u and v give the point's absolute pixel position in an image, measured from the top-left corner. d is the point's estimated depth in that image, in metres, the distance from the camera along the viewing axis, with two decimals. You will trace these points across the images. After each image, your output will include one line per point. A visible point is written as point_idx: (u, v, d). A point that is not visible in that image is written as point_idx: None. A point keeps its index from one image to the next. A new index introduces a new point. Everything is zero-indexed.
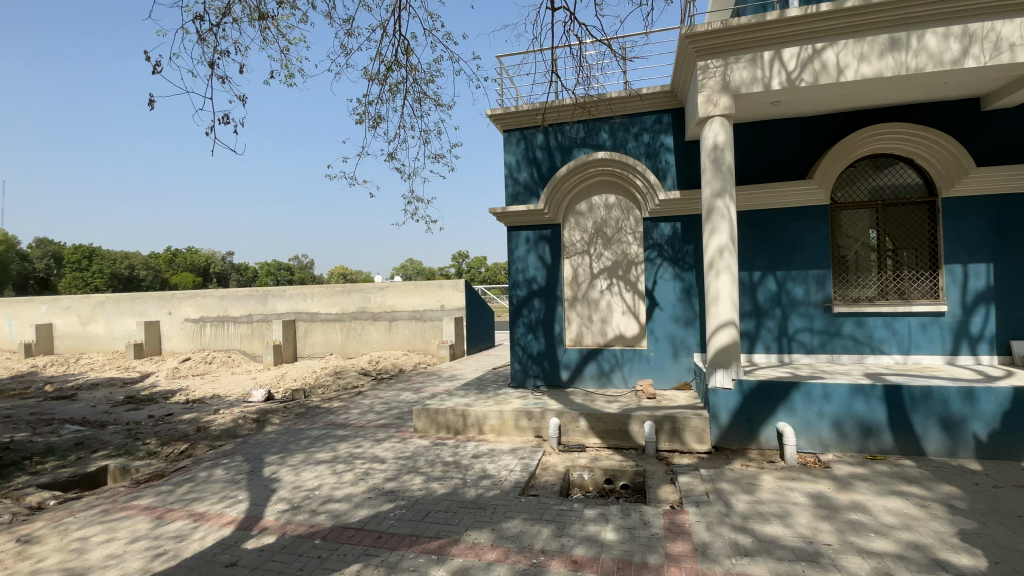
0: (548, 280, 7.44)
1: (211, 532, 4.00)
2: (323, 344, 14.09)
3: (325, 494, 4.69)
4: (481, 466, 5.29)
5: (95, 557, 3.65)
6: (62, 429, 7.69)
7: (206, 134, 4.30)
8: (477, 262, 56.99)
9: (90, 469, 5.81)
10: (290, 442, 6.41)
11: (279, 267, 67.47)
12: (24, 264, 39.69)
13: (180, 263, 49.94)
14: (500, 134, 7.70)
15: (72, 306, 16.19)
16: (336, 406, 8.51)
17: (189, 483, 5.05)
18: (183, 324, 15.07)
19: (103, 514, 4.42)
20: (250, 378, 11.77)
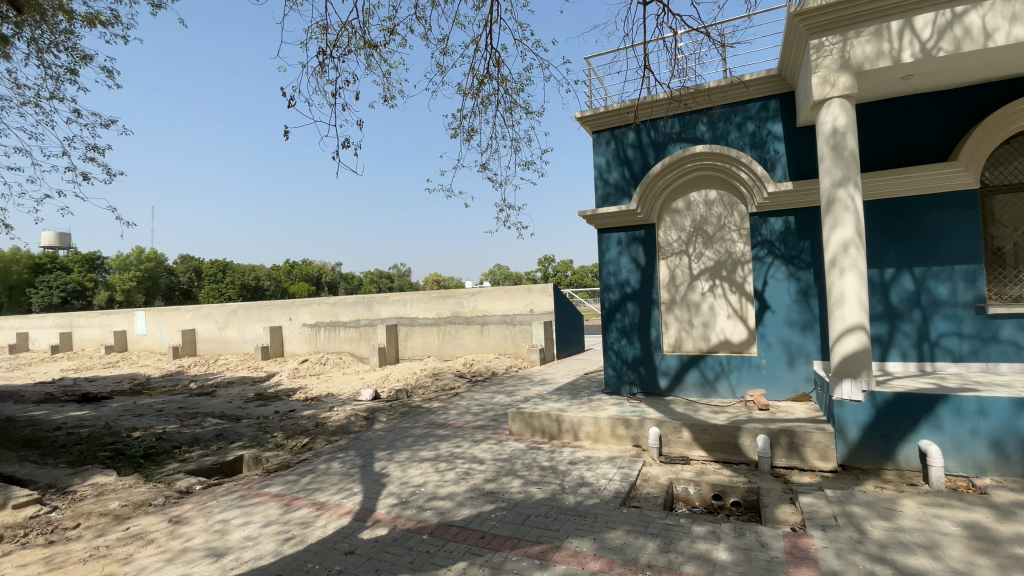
0: (643, 282, 7.17)
1: (332, 520, 4.34)
2: (421, 347, 14.80)
3: (430, 492, 4.88)
4: (579, 474, 5.19)
5: (235, 537, 4.11)
6: (206, 423, 8.82)
7: (333, 156, 4.69)
8: (565, 266, 56.74)
9: (229, 458, 6.58)
10: (396, 439, 6.78)
11: (379, 275, 72.36)
12: (174, 278, 46.20)
13: (296, 274, 55.47)
14: (590, 135, 7.59)
15: (211, 314, 18.56)
16: (435, 407, 8.86)
17: (311, 475, 5.53)
18: (300, 329, 16.67)
19: (240, 499, 4.97)
20: (358, 378, 12.69)
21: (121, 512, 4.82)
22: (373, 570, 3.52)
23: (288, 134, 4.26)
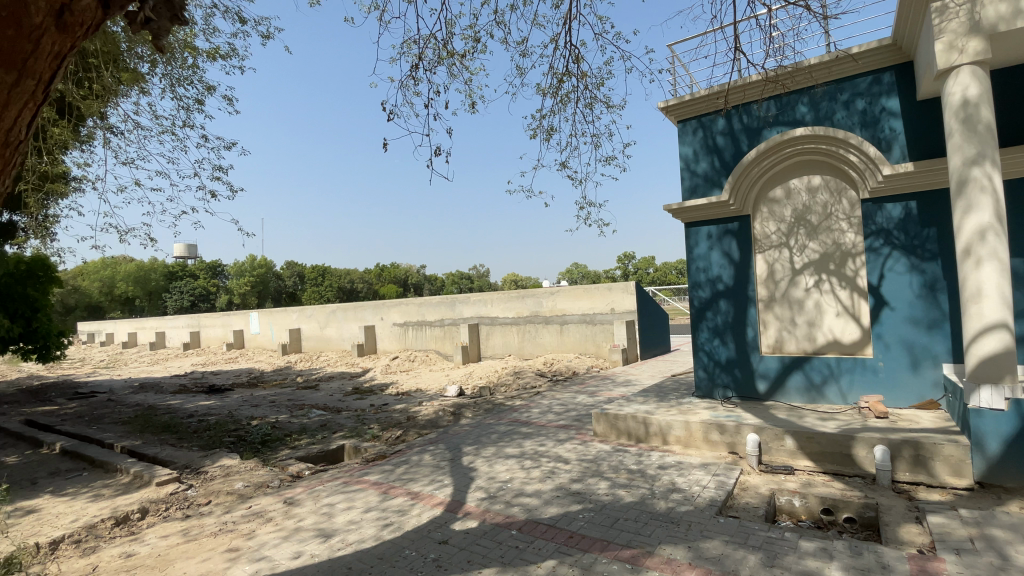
0: (737, 279, 6.74)
1: (425, 510, 4.53)
2: (502, 346, 15.04)
3: (517, 488, 4.95)
4: (670, 479, 5.00)
5: (340, 520, 4.43)
6: (311, 413, 9.63)
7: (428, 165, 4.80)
8: (646, 263, 55.00)
9: (332, 447, 7.13)
10: (482, 435, 6.96)
11: (460, 276, 74.88)
12: (281, 281, 50.90)
13: (385, 277, 58.92)
14: (675, 126, 7.29)
15: (313, 314, 20.21)
16: (518, 404, 8.98)
17: (405, 465, 5.84)
18: (391, 328, 17.65)
19: (343, 485, 5.37)
20: (444, 375, 13.19)
21: (243, 492, 5.39)
22: (466, 560, 3.63)
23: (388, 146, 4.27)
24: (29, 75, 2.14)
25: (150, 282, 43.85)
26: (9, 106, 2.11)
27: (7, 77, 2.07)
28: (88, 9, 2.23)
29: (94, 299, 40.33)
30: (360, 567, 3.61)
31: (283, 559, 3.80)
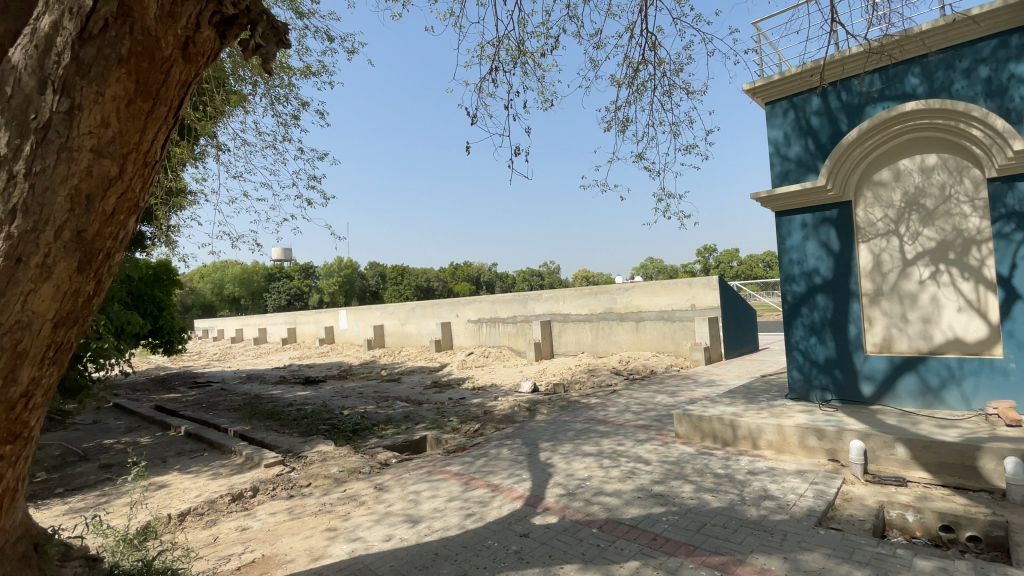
0: (837, 271, 6.19)
1: (506, 503, 4.62)
2: (575, 343, 14.89)
3: (597, 486, 4.90)
4: (761, 485, 4.71)
5: (426, 508, 4.63)
6: (395, 405, 10.16)
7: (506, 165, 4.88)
8: (727, 256, 52.09)
9: (415, 438, 7.46)
10: (558, 432, 6.97)
11: (531, 273, 75.29)
12: (364, 281, 54.05)
13: (459, 275, 60.63)
14: (764, 109, 6.83)
15: (394, 312, 21.24)
16: (594, 403, 8.87)
17: (484, 458, 5.99)
18: (465, 325, 18.13)
19: (427, 474, 5.61)
20: (518, 371, 13.32)
21: (339, 476, 5.81)
22: (547, 555, 3.66)
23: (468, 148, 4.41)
24: (162, 102, 2.43)
25: (253, 283, 48.40)
26: (147, 129, 2.43)
27: (145, 105, 2.37)
28: (209, 40, 2.48)
29: (207, 298, 45.22)
30: (445, 553, 3.76)
31: (375, 541, 4.05)
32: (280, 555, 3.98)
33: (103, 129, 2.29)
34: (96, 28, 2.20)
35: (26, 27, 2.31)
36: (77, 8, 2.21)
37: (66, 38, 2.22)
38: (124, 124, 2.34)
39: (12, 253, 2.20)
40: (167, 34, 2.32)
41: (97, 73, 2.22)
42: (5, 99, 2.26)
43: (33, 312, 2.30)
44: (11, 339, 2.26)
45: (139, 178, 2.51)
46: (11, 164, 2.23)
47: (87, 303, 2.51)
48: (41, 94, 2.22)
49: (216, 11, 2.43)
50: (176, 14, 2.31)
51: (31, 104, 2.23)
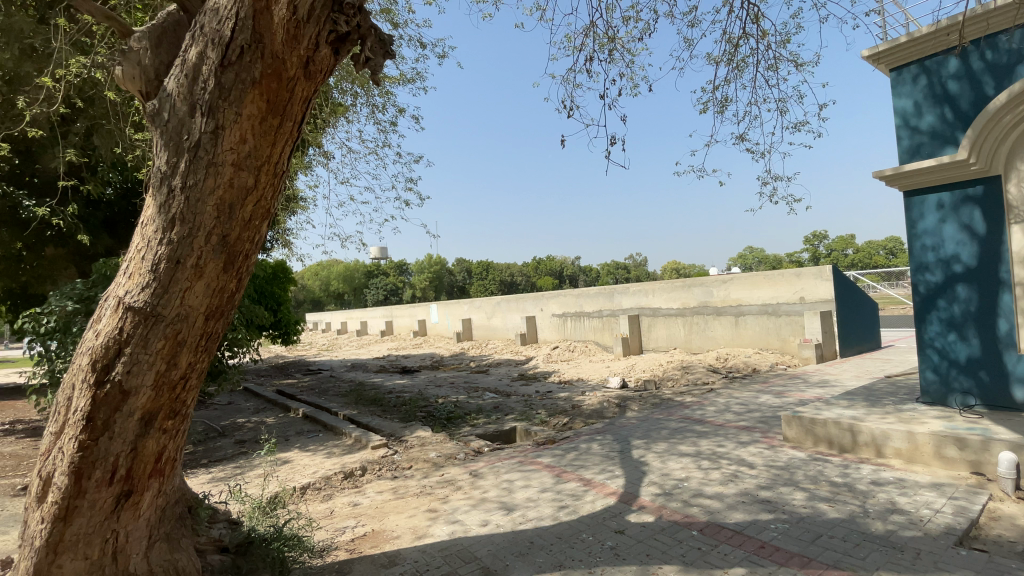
0: (983, 257, 5.36)
1: (599, 498, 4.59)
2: (667, 338, 14.31)
3: (695, 488, 4.70)
4: (888, 497, 4.23)
5: (520, 497, 4.74)
6: (485, 396, 10.48)
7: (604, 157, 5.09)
8: (839, 244, 47.10)
9: (506, 428, 7.65)
10: (651, 429, 6.77)
11: (617, 266, 73.53)
12: (452, 276, 56.16)
13: (543, 269, 60.86)
14: (888, 76, 6.07)
15: (481, 305, 21.82)
16: (690, 401, 8.49)
17: (575, 452, 5.98)
18: (550, 318, 18.17)
19: (520, 464, 5.73)
20: (606, 366, 13.10)
21: (437, 461, 6.12)
22: (644, 553, 3.58)
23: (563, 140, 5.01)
24: (288, 118, 2.70)
25: (354, 279, 52.37)
26: (276, 144, 2.70)
27: (275, 121, 2.65)
28: (326, 58, 2.70)
29: (316, 294, 49.74)
30: (540, 543, 3.82)
31: (473, 524, 4.22)
32: (388, 531, 4.29)
33: (241, 145, 2.60)
34: (235, 56, 2.51)
35: (178, 60, 2.68)
36: (220, 41, 2.54)
37: (210, 67, 2.55)
38: (257, 139, 2.63)
39: (174, 255, 2.61)
40: (292, 55, 2.57)
41: (235, 96, 2.53)
42: (165, 124, 2.65)
43: (189, 306, 2.68)
44: (173, 329, 2.66)
45: (271, 188, 2.79)
46: (171, 179, 2.62)
47: (231, 297, 2.84)
48: (191, 117, 2.58)
49: (332, 30, 2.63)
50: (299, 36, 2.54)
51: (184, 127, 2.60)
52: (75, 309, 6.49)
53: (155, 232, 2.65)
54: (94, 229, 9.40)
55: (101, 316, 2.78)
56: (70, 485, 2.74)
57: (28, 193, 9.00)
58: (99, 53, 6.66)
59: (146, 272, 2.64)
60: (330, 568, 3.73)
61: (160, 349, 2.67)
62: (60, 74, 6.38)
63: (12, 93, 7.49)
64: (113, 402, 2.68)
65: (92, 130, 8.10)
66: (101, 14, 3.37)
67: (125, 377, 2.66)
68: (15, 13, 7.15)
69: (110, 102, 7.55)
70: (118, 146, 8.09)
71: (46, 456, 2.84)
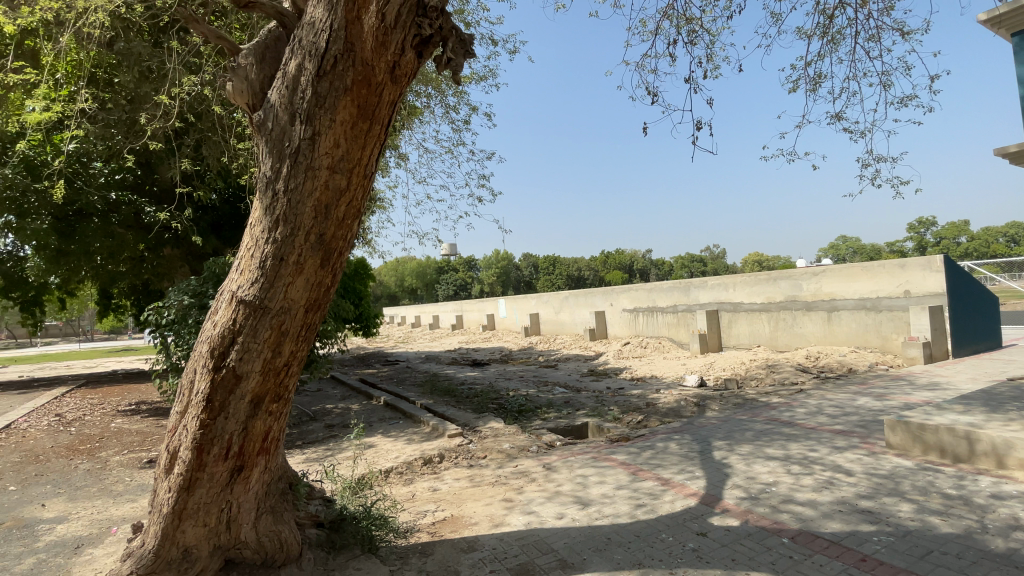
0: None
1: (679, 498, 4.45)
2: (749, 335, 13.52)
3: (784, 494, 4.42)
4: (1013, 513, 3.75)
5: (596, 492, 4.70)
6: (556, 390, 10.49)
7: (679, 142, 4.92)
8: (952, 231, 41.93)
9: (579, 424, 7.61)
10: (734, 430, 6.45)
11: (692, 259, 70.39)
12: (520, 271, 56.59)
13: (612, 263, 59.66)
14: (1010, 41, 5.32)
15: (549, 300, 21.78)
16: (776, 402, 7.98)
17: (651, 450, 5.84)
18: (621, 313, 17.80)
19: (594, 460, 5.68)
20: (681, 364, 12.63)
21: (510, 452, 6.23)
22: (730, 558, 3.44)
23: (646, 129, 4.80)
24: (377, 121, 2.85)
25: (426, 275, 54.30)
26: (366, 146, 2.86)
27: (365, 125, 2.80)
28: (410, 63, 2.81)
29: (391, 289, 52.16)
30: (618, 540, 3.78)
31: (549, 516, 4.26)
32: (466, 517, 4.44)
33: (335, 149, 2.78)
34: (329, 66, 2.70)
35: (280, 73, 2.90)
36: (317, 52, 2.72)
37: (307, 77, 2.74)
38: (349, 143, 2.80)
39: (278, 253, 2.86)
40: (380, 61, 2.71)
41: (329, 103, 2.72)
42: (269, 132, 2.88)
43: (292, 299, 2.92)
44: (277, 320, 2.91)
45: (362, 188, 2.96)
46: (275, 184, 2.85)
47: (327, 292, 3.06)
48: (292, 125, 2.80)
49: (416, 34, 2.74)
50: (386, 43, 2.68)
51: (285, 135, 2.82)
52: (190, 303, 7.26)
53: (262, 232, 2.90)
54: (204, 231, 10.46)
55: (217, 308, 3.08)
56: (192, 458, 3.08)
57: (151, 201, 10.18)
58: (205, 71, 7.38)
59: (255, 268, 2.90)
60: (413, 549, 3.93)
61: (267, 338, 2.93)
62: (175, 92, 7.14)
63: (136, 112, 8.46)
64: (228, 385, 2.98)
65: (201, 142, 8.98)
66: (212, 33, 3.67)
67: (238, 364, 2.95)
68: (136, 40, 8.07)
69: (214, 115, 8.34)
70: (222, 155, 8.92)
71: (173, 432, 3.20)
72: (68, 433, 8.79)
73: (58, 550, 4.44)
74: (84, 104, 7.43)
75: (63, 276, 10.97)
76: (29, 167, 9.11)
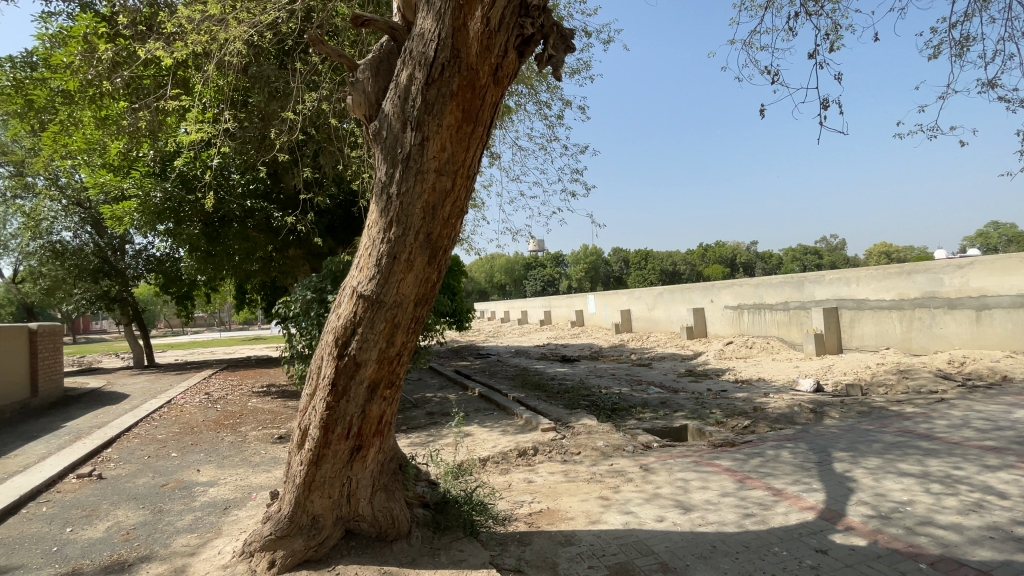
0: None
1: (793, 511, 4.12)
2: (876, 336, 12.05)
3: (921, 514, 3.92)
4: None
5: (698, 498, 4.51)
6: (651, 390, 10.16)
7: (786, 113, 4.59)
8: None
9: (678, 426, 7.32)
10: (857, 441, 5.82)
11: (803, 251, 64.19)
12: (610, 266, 55.49)
13: (710, 257, 56.38)
14: None
15: (642, 296, 21.09)
16: (910, 412, 7.05)
17: (760, 458, 5.46)
18: (722, 311, 16.78)
19: (695, 464, 5.44)
20: (792, 366, 11.62)
21: (605, 450, 6.17)
22: None
23: (764, 112, 4.97)
24: (480, 123, 2.97)
25: (515, 271, 55.25)
26: (470, 148, 3.00)
27: (469, 128, 2.94)
28: (512, 63, 2.91)
29: (481, 284, 53.86)
30: (724, 549, 3.60)
31: (648, 518, 4.16)
32: (563, 511, 4.47)
33: (442, 153, 2.94)
34: (437, 73, 2.85)
35: (392, 84, 3.10)
36: (426, 61, 2.88)
37: (417, 86, 2.92)
38: (454, 147, 2.95)
39: (391, 252, 3.08)
40: (484, 65, 2.83)
41: (437, 109, 2.88)
42: (383, 139, 3.09)
43: (403, 294, 3.14)
44: (391, 313, 3.15)
45: (465, 189, 3.10)
46: (389, 188, 3.06)
47: (434, 287, 3.24)
48: (403, 132, 2.99)
49: (518, 35, 2.83)
50: (491, 46, 2.79)
51: (398, 141, 3.01)
52: (312, 297, 8.05)
53: (377, 232, 3.13)
54: (320, 233, 11.56)
55: (339, 302, 3.38)
56: (319, 436, 3.42)
57: (277, 207, 11.41)
58: (324, 87, 8.13)
59: (373, 265, 3.15)
60: (513, 537, 4.05)
61: (383, 330, 3.17)
62: (299, 109, 7.95)
63: (266, 128, 9.58)
64: (349, 371, 3.27)
65: (319, 151, 9.91)
66: (334, 52, 3.96)
67: (358, 352, 3.23)
68: (266, 64, 9.10)
69: (331, 127, 9.14)
70: (337, 163, 9.78)
71: (303, 412, 3.57)
72: (215, 410, 10.21)
73: (211, 510, 5.19)
74: (226, 124, 8.53)
75: (210, 275, 12.69)
76: (184, 181, 10.63)
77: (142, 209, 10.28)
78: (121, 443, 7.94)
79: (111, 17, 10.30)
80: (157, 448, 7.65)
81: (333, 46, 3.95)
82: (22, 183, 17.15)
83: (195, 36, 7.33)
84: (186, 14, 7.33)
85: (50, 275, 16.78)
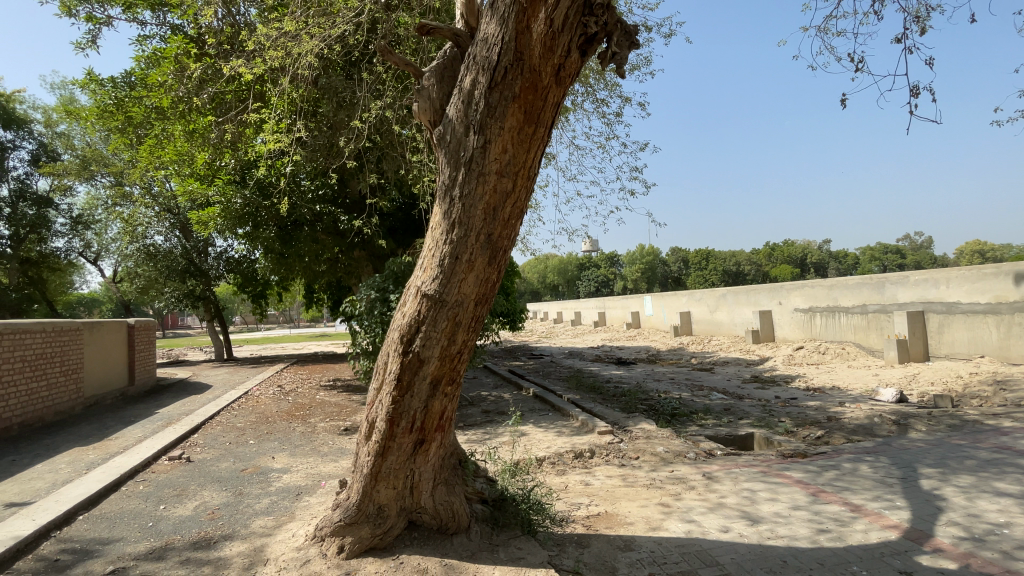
0: None
1: (874, 529, 3.83)
2: (969, 342, 10.96)
3: (1021, 538, 3.54)
4: None
5: (766, 510, 4.30)
6: (713, 396, 9.78)
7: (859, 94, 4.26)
8: None
9: (742, 434, 7.01)
10: (947, 457, 5.32)
11: (883, 250, 59.41)
12: (667, 266, 54.00)
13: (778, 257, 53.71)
14: None
15: (703, 298, 20.28)
16: (1011, 427, 6.35)
17: (835, 471, 5.12)
18: (792, 314, 15.85)
19: (763, 475, 5.18)
20: (871, 374, 10.82)
21: (665, 455, 6.02)
22: None
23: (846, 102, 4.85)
24: (542, 123, 2.99)
25: (568, 271, 55.03)
26: (531, 148, 3.02)
27: (530, 129, 2.97)
28: (574, 63, 2.91)
29: (535, 285, 54.01)
30: (795, 564, 3.41)
31: (712, 528, 4.02)
32: (621, 516, 4.40)
33: (503, 155, 2.99)
34: (500, 77, 2.90)
35: (456, 89, 3.18)
36: (489, 65, 2.93)
37: (480, 90, 2.98)
38: (516, 148, 2.99)
39: (454, 252, 3.16)
40: (547, 66, 2.85)
41: (499, 112, 2.93)
42: (447, 143, 3.17)
43: (465, 293, 3.21)
44: (453, 312, 3.24)
45: (526, 189, 3.13)
46: (452, 190, 3.14)
47: (494, 287, 3.30)
48: (466, 135, 3.06)
49: (582, 33, 2.83)
50: (554, 47, 2.81)
51: (461, 144, 3.09)
52: (375, 297, 8.40)
53: (441, 233, 3.22)
54: (383, 235, 12.04)
55: (404, 301, 3.50)
56: (385, 429, 3.56)
57: (343, 211, 11.93)
58: (387, 94, 8.48)
59: (436, 265, 3.24)
60: (571, 539, 4.04)
61: (445, 328, 3.27)
62: (365, 116, 8.35)
63: (335, 136, 10.14)
64: (413, 367, 3.38)
65: (382, 157, 10.34)
66: (400, 62, 4.08)
67: (421, 349, 3.34)
68: (334, 76, 9.63)
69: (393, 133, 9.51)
70: (398, 167, 10.19)
71: (371, 405, 3.73)
72: (287, 402, 10.89)
73: (285, 495, 5.53)
74: (298, 133, 9.02)
75: (282, 275, 13.47)
76: (261, 187, 11.32)
77: (225, 214, 11.16)
78: (206, 429, 8.64)
79: (198, 38, 11.25)
80: (237, 435, 8.25)
81: (401, 56, 4.06)
82: (122, 192, 19.05)
83: (272, 52, 7.86)
84: (264, 32, 7.87)
85: (145, 275, 18.54)
